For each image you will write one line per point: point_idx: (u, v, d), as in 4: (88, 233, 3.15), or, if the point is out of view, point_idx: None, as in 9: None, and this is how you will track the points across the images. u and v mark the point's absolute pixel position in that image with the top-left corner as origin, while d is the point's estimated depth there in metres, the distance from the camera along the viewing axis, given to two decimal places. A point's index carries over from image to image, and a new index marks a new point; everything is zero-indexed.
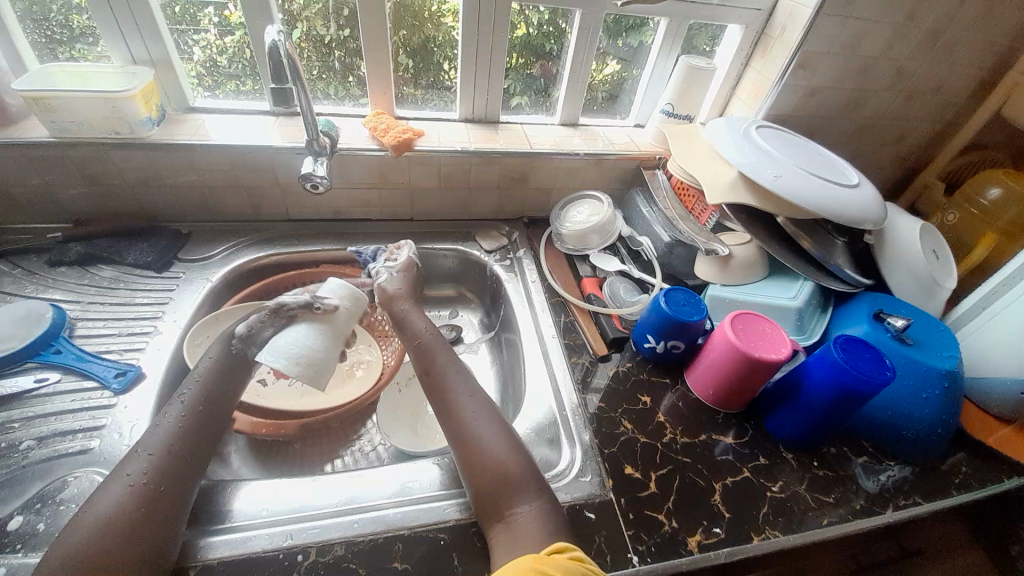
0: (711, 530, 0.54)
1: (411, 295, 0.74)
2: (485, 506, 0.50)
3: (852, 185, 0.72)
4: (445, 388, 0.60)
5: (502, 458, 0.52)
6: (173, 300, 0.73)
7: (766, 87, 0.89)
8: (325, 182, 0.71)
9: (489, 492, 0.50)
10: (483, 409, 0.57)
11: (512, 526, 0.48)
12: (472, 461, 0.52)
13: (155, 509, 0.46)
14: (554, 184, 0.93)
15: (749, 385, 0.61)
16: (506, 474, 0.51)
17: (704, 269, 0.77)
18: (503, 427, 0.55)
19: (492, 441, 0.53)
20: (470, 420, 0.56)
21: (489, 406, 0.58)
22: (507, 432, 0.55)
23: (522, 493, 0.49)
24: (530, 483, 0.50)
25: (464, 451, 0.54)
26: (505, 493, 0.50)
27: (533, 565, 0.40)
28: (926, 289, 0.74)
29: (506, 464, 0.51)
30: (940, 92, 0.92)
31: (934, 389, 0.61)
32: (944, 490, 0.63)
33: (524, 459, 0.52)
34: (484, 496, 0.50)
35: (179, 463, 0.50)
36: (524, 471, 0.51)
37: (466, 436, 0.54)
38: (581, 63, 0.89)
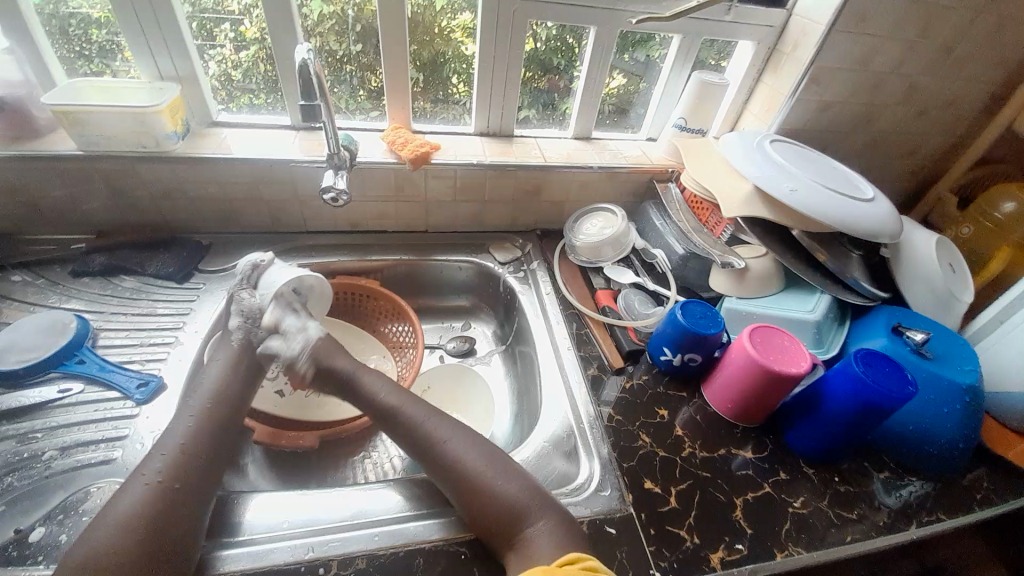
0: (734, 546, 0.53)
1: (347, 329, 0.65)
2: (495, 532, 0.49)
3: (868, 198, 0.72)
4: (413, 423, 0.58)
5: (501, 484, 0.51)
6: (193, 310, 0.74)
7: (778, 102, 0.90)
8: (346, 196, 0.72)
9: (492, 521, 0.49)
10: (466, 438, 0.56)
11: (524, 545, 0.48)
12: (468, 493, 0.51)
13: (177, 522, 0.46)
14: (568, 196, 0.94)
15: (768, 399, 0.61)
16: (506, 501, 0.50)
17: (720, 282, 0.77)
18: (489, 453, 0.54)
19: (480, 471, 0.52)
20: (455, 450, 0.54)
21: (472, 433, 0.57)
22: (491, 455, 0.54)
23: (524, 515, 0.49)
24: (533, 502, 0.50)
25: (455, 482, 0.52)
26: (508, 515, 0.49)
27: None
28: (945, 302, 0.74)
29: (506, 489, 0.51)
30: (952, 106, 0.93)
31: (955, 404, 0.61)
32: (968, 506, 0.62)
33: (518, 480, 0.52)
34: (487, 525, 0.50)
35: (202, 479, 0.50)
36: (520, 491, 0.51)
37: (453, 467, 0.53)
38: (594, 78, 0.91)
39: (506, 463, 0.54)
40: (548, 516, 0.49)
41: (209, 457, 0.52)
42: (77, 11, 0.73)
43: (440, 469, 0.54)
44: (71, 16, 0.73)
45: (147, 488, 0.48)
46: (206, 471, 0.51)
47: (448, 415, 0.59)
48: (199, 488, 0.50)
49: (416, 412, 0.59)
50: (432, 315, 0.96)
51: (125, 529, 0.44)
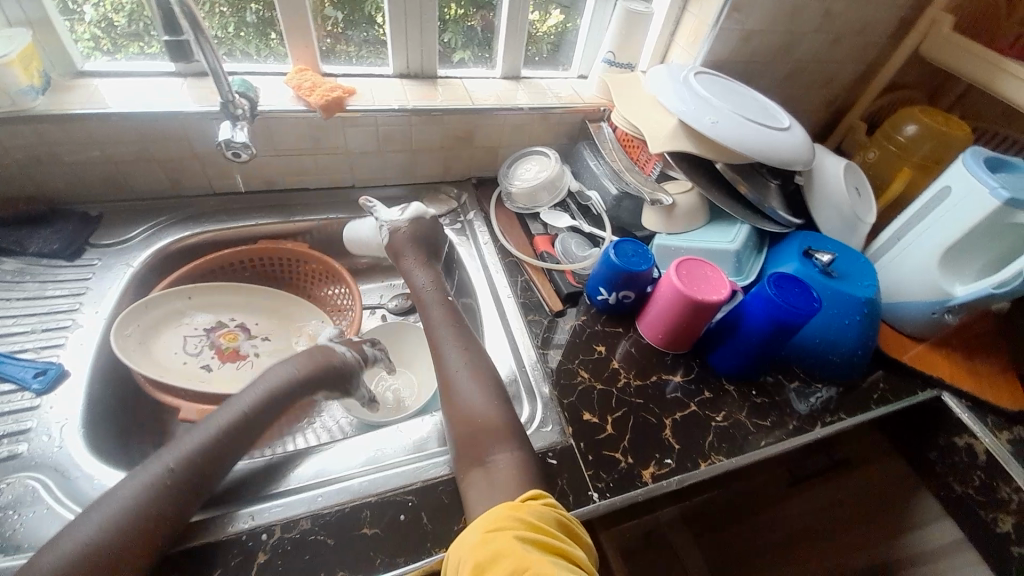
0: (663, 461, 0.58)
1: (417, 251, 0.74)
2: (465, 455, 0.51)
3: (784, 127, 0.75)
4: (441, 351, 0.61)
5: (491, 413, 0.54)
6: (90, 289, 0.67)
7: (703, 33, 0.89)
8: (247, 149, 0.65)
9: (471, 444, 0.52)
10: (474, 369, 0.58)
11: (489, 471, 0.49)
12: (458, 416, 0.54)
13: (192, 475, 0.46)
14: (500, 141, 0.90)
15: (694, 326, 0.65)
16: (489, 425, 0.52)
17: (651, 219, 0.79)
18: (489, 385, 0.57)
19: (475, 397, 0.55)
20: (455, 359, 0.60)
21: (483, 366, 0.60)
22: (488, 384, 0.57)
23: (500, 442, 0.51)
24: (509, 435, 0.52)
25: (452, 405, 0.56)
26: (483, 441, 0.51)
27: (508, 511, 0.40)
28: (850, 225, 0.80)
29: (494, 418, 0.53)
30: (864, 33, 0.96)
31: (854, 315, 0.67)
32: (863, 404, 0.70)
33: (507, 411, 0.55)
34: (463, 445, 0.52)
35: (234, 437, 0.50)
36: (504, 421, 0.53)
37: (459, 391, 0.57)
38: (519, 9, 0.85)
39: (497, 393, 0.57)
40: (515, 445, 0.51)
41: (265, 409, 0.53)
42: None
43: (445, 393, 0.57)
44: None
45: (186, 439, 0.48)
46: (229, 438, 0.50)
47: (473, 346, 0.62)
48: (234, 442, 0.50)
49: (445, 343, 0.62)
50: (370, 276, 0.92)
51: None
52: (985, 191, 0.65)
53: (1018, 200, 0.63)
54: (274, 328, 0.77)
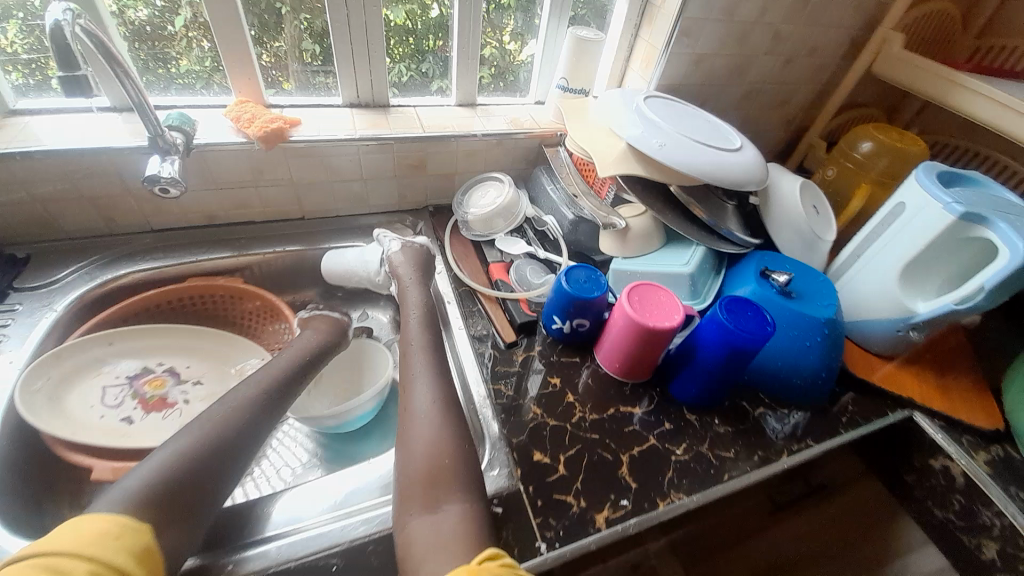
0: (619, 503, 0.54)
1: (416, 271, 0.75)
2: (407, 502, 0.46)
3: (735, 148, 0.74)
4: (407, 384, 0.58)
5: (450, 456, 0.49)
6: (6, 337, 0.62)
7: (654, 56, 0.89)
8: (177, 184, 0.63)
9: (422, 491, 0.47)
10: (439, 404, 0.55)
11: (430, 525, 0.44)
12: (410, 459, 0.49)
13: (199, 474, 0.44)
14: (456, 168, 0.89)
15: (651, 353, 0.62)
16: (445, 468, 0.48)
17: (607, 244, 0.77)
18: (450, 423, 0.53)
19: (435, 434, 0.51)
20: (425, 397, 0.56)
21: (449, 401, 0.56)
22: (454, 425, 0.53)
23: (453, 493, 0.46)
24: (463, 485, 0.47)
25: (408, 445, 0.51)
26: (435, 488, 0.47)
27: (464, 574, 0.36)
28: (809, 244, 0.79)
29: (452, 461, 0.49)
30: (813, 54, 0.97)
31: (815, 336, 0.65)
32: (833, 429, 0.67)
33: (468, 457, 0.50)
34: (410, 489, 0.47)
35: (236, 436, 0.49)
36: (464, 469, 0.49)
37: (420, 428, 0.52)
38: (469, 38, 0.85)
39: (459, 434, 0.53)
40: (469, 497, 0.46)
41: (264, 417, 0.53)
42: None
43: (404, 429, 0.53)
44: None
45: (185, 432, 0.47)
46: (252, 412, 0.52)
47: (441, 379, 0.58)
48: (239, 441, 0.49)
49: (412, 375, 0.59)
50: (324, 309, 0.89)
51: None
52: (939, 205, 0.64)
53: (973, 214, 0.62)
54: (208, 371, 0.73)
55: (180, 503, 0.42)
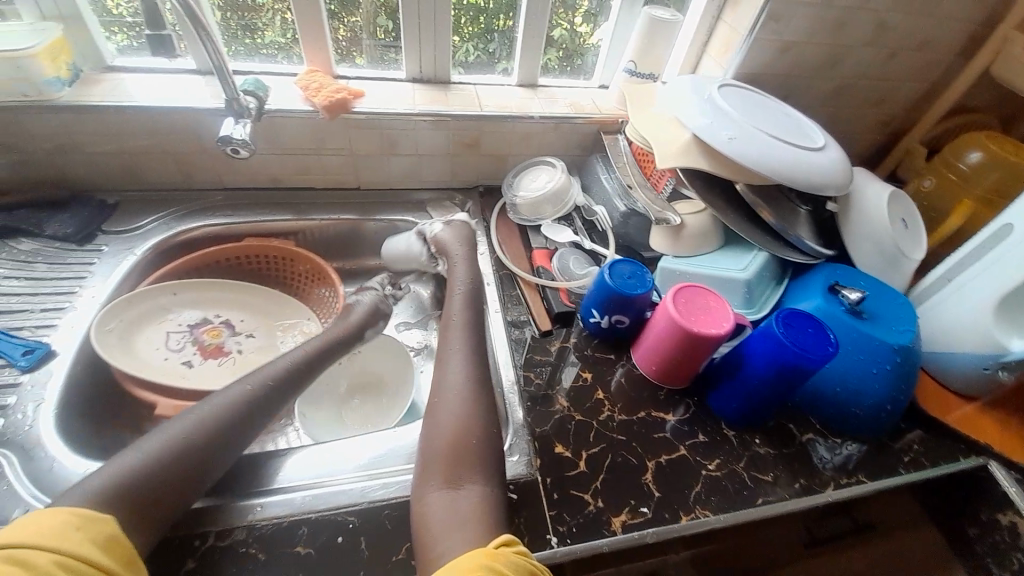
0: (638, 510, 0.52)
1: (463, 246, 0.76)
2: (427, 474, 0.47)
3: (816, 147, 0.67)
4: (445, 359, 0.58)
5: (475, 437, 0.49)
6: (94, 274, 0.69)
7: (736, 42, 0.82)
8: (245, 146, 0.66)
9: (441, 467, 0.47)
10: (470, 384, 0.55)
11: (450, 499, 0.44)
12: (438, 431, 0.50)
13: (188, 459, 0.45)
14: (509, 149, 0.88)
15: (693, 360, 0.58)
16: (470, 448, 0.48)
17: (658, 240, 0.72)
18: (478, 403, 0.53)
19: (462, 413, 0.51)
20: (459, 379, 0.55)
21: (482, 383, 0.56)
22: (483, 408, 0.53)
23: (474, 474, 0.46)
24: (485, 467, 0.47)
25: (437, 419, 0.51)
26: (457, 466, 0.46)
27: (484, 561, 0.36)
28: (891, 261, 0.70)
29: (475, 443, 0.49)
30: (924, 47, 0.86)
31: (884, 364, 0.59)
32: (891, 469, 0.61)
33: (490, 441, 0.50)
34: (432, 462, 0.47)
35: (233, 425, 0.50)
36: (484, 451, 0.48)
37: (450, 403, 0.52)
38: (537, 16, 0.83)
39: (488, 419, 0.52)
40: (488, 481, 0.46)
41: (266, 408, 0.53)
42: None
43: (435, 402, 0.53)
44: None
45: (174, 422, 0.47)
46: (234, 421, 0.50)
47: (477, 359, 0.59)
48: (235, 430, 0.49)
49: (452, 351, 0.59)
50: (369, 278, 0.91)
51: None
52: None
53: None
54: (258, 325, 0.77)
55: (168, 485, 0.43)
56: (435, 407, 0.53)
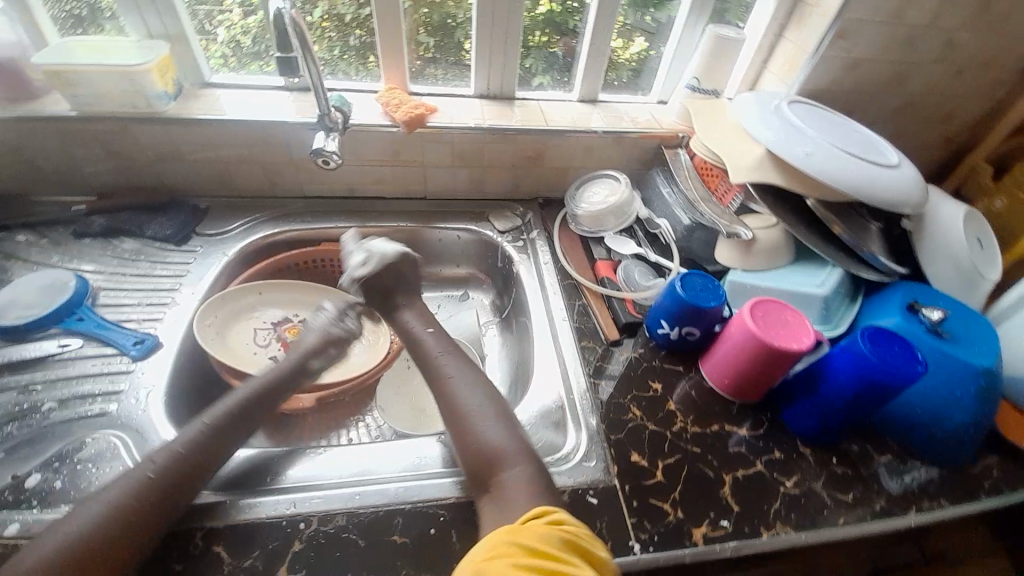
0: (718, 522, 0.52)
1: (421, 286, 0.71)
2: (474, 480, 0.50)
3: (892, 165, 0.67)
4: (434, 360, 0.59)
5: (485, 432, 0.51)
6: (190, 272, 0.75)
7: (801, 60, 0.83)
8: (337, 158, 0.71)
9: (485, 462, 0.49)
10: (471, 381, 0.56)
11: (498, 498, 0.47)
12: (459, 433, 0.52)
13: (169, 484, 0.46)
14: (571, 163, 0.90)
15: (768, 374, 0.59)
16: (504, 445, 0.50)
17: (725, 253, 0.73)
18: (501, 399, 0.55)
19: (473, 410, 0.53)
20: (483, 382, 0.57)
21: (481, 378, 0.57)
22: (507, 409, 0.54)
23: (515, 464, 0.49)
24: (517, 458, 0.49)
25: (453, 420, 0.53)
26: (498, 462, 0.49)
27: (509, 536, 0.38)
28: (969, 281, 0.69)
29: (488, 441, 0.50)
30: (996, 65, 0.84)
31: (970, 386, 0.57)
32: (976, 495, 0.59)
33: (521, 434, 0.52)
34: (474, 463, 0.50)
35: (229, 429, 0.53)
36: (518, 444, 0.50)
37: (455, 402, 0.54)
38: (602, 35, 0.85)
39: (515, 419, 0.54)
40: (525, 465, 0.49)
41: (254, 409, 0.56)
42: None
43: (444, 406, 0.55)
44: None
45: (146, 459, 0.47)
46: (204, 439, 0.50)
47: (465, 358, 0.60)
48: (230, 432, 0.52)
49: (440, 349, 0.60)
50: (429, 284, 0.94)
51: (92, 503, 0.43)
52: None
53: None
54: None
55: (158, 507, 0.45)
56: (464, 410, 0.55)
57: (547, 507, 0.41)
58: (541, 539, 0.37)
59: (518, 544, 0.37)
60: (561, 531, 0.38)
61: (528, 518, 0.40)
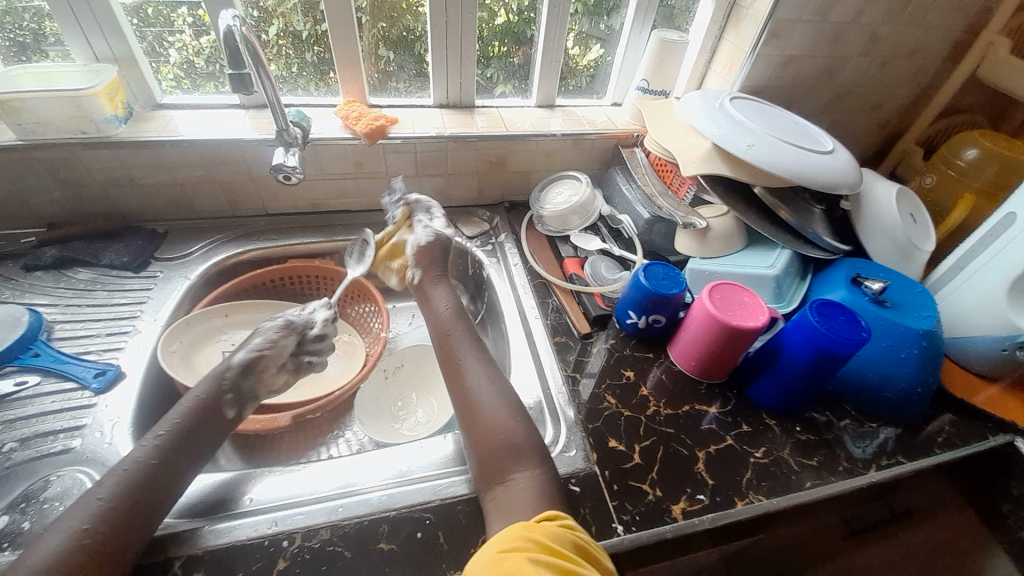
0: (695, 497, 0.55)
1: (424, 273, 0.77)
2: (487, 473, 0.50)
3: (827, 151, 0.72)
4: (460, 361, 0.62)
5: (506, 428, 0.53)
6: (152, 299, 0.73)
7: (739, 58, 0.88)
8: (297, 173, 0.71)
9: (493, 460, 0.51)
10: (489, 379, 0.59)
11: (505, 493, 0.48)
12: (477, 428, 0.54)
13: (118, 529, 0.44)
14: (534, 166, 0.93)
15: (730, 353, 0.62)
16: (510, 445, 0.51)
17: (684, 244, 0.77)
18: (506, 399, 0.56)
19: (492, 410, 0.55)
20: (479, 386, 0.58)
21: (501, 377, 0.60)
22: (512, 405, 0.56)
23: (521, 462, 0.49)
24: (533, 453, 0.51)
25: (468, 418, 0.55)
26: (506, 459, 0.50)
27: (523, 531, 0.39)
28: (905, 253, 0.75)
29: (507, 436, 0.52)
30: (913, 55, 0.92)
31: (911, 349, 0.62)
32: (928, 450, 0.63)
33: (529, 430, 0.53)
34: (482, 462, 0.51)
35: (177, 452, 0.51)
36: (521, 440, 0.51)
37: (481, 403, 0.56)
38: (554, 43, 0.89)
39: (522, 414, 0.55)
40: (533, 463, 0.49)
41: (195, 435, 0.53)
42: (26, 6, 0.70)
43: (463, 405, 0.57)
44: (24, 10, 0.71)
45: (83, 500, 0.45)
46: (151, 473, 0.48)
47: (484, 356, 0.63)
48: (184, 457, 0.51)
49: (465, 350, 0.64)
50: (401, 294, 0.94)
51: (59, 531, 0.42)
52: None
53: None
54: None
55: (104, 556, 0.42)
56: (467, 408, 0.56)
57: (557, 512, 0.43)
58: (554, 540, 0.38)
59: (532, 540, 0.38)
60: (574, 535, 0.40)
61: (540, 519, 0.42)
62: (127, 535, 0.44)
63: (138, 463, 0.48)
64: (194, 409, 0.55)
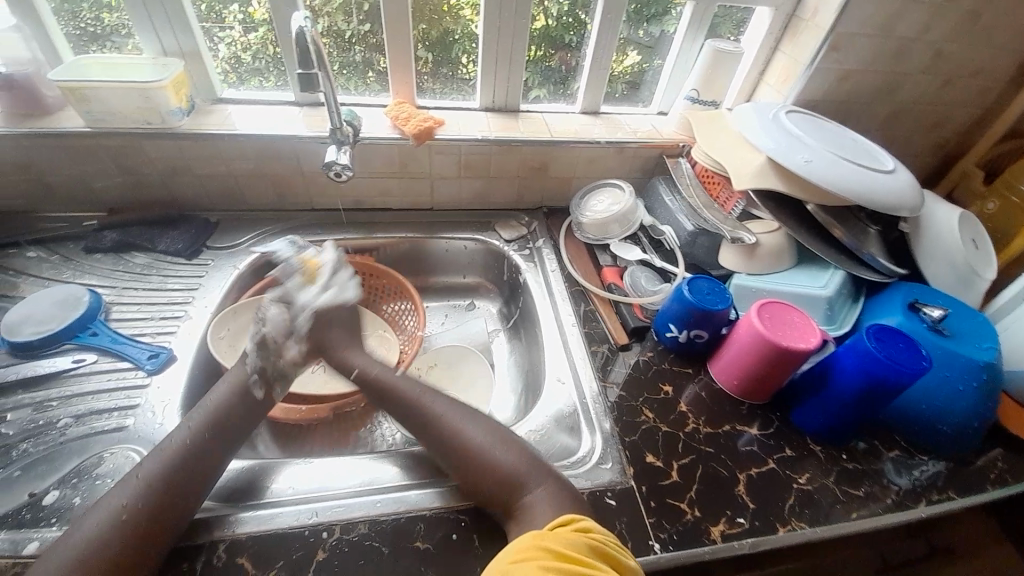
0: (735, 520, 0.53)
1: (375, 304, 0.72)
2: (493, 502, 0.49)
3: (888, 170, 0.69)
4: (420, 401, 0.58)
5: (498, 458, 0.51)
6: (202, 286, 0.75)
7: (796, 71, 0.86)
8: (348, 170, 0.72)
9: (497, 492, 0.49)
10: (462, 415, 0.56)
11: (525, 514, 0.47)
12: (467, 468, 0.51)
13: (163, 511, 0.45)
14: (575, 172, 0.92)
15: (776, 375, 0.60)
16: (513, 475, 0.50)
17: (729, 258, 0.75)
18: (491, 428, 0.55)
19: (485, 444, 0.53)
20: (454, 421, 0.55)
21: (471, 410, 0.57)
22: (497, 433, 0.54)
23: (531, 484, 0.49)
24: (538, 473, 0.50)
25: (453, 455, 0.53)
26: (513, 487, 0.49)
27: (535, 542, 0.38)
28: (965, 280, 0.71)
29: (501, 460, 0.51)
30: (981, 74, 0.88)
31: (972, 381, 0.59)
32: (981, 487, 0.60)
33: (523, 453, 0.52)
34: (490, 495, 0.50)
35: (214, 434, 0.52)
36: (525, 463, 0.51)
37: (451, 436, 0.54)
38: (603, 52, 0.89)
39: (516, 441, 0.54)
40: (542, 483, 0.49)
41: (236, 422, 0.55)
42: None
43: (444, 442, 0.54)
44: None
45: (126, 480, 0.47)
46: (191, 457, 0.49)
47: (443, 393, 0.60)
48: (226, 442, 0.52)
49: (417, 390, 0.60)
50: (435, 294, 0.95)
51: (112, 513, 0.44)
52: None
53: None
54: None
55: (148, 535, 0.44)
56: (449, 445, 0.54)
57: (572, 516, 0.42)
58: (570, 547, 0.38)
59: (545, 549, 0.38)
60: (588, 538, 0.39)
61: (554, 526, 0.41)
62: (170, 513, 0.46)
63: (185, 447, 0.50)
64: (238, 397, 0.56)
